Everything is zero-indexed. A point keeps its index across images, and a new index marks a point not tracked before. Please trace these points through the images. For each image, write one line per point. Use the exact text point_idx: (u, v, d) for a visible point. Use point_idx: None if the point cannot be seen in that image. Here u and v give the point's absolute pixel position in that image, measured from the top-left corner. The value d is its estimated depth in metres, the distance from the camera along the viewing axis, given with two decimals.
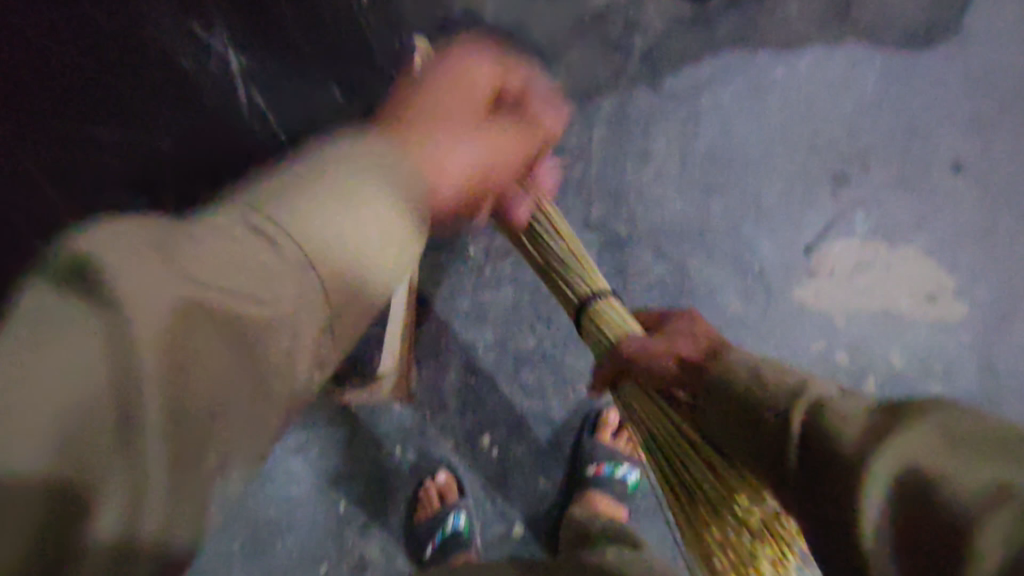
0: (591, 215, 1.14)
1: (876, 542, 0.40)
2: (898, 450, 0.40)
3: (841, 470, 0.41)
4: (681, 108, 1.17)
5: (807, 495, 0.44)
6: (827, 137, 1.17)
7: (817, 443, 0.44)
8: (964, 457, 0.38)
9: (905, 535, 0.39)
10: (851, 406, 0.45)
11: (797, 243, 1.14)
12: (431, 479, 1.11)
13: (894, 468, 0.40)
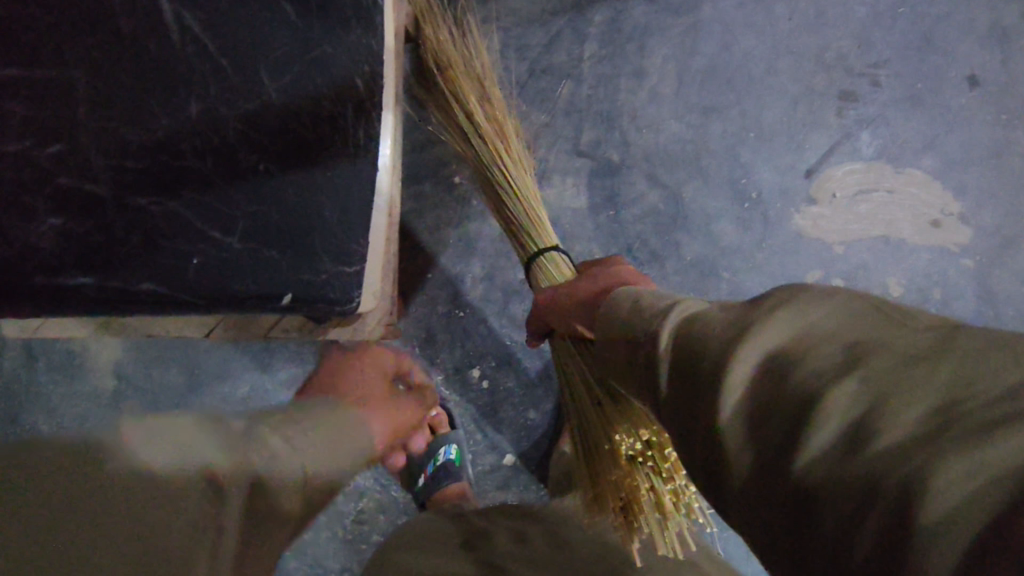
0: (582, 139, 1.08)
1: (735, 428, 0.40)
2: (755, 340, 0.41)
3: (710, 374, 0.42)
4: (679, 21, 1.09)
5: (679, 394, 0.45)
6: (836, 51, 1.09)
7: (693, 348, 0.44)
8: (805, 331, 0.39)
9: (755, 429, 0.39)
10: (720, 313, 0.45)
11: (798, 167, 1.08)
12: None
13: (750, 358, 0.40)
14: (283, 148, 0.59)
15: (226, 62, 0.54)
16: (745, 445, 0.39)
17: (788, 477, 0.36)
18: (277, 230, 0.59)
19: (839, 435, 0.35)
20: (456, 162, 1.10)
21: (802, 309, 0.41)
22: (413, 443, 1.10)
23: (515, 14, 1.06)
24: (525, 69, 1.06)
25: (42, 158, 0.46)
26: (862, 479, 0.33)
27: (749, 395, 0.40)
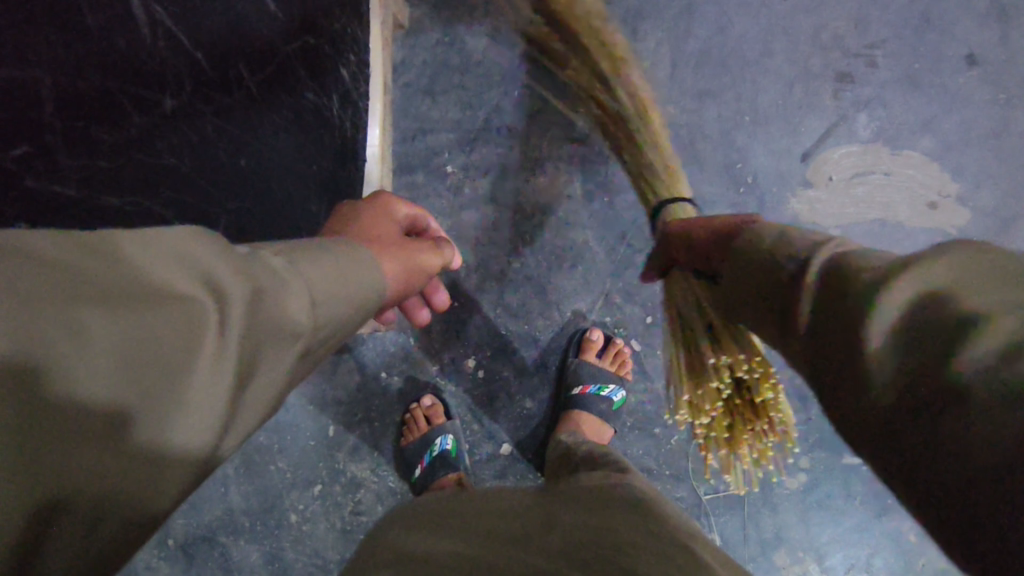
0: (576, 126, 1.09)
1: (880, 346, 0.35)
2: (919, 269, 0.36)
3: (859, 293, 0.37)
4: (672, 5, 1.08)
5: (814, 324, 0.40)
6: (832, 32, 1.06)
7: (838, 273, 0.39)
8: (973, 267, 0.35)
9: (909, 348, 0.35)
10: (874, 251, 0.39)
11: (794, 150, 1.07)
12: (417, 403, 1.10)
13: (912, 279, 0.35)
14: (264, 133, 0.64)
15: (190, 44, 0.52)
16: (882, 357, 0.35)
17: (938, 393, 0.33)
18: (260, 207, 0.65)
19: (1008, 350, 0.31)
20: (449, 151, 1.11)
21: (968, 249, 0.36)
22: (409, 434, 1.09)
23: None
24: (516, 54, 1.10)
25: (6, 164, 0.42)
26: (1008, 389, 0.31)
27: (900, 316, 0.35)
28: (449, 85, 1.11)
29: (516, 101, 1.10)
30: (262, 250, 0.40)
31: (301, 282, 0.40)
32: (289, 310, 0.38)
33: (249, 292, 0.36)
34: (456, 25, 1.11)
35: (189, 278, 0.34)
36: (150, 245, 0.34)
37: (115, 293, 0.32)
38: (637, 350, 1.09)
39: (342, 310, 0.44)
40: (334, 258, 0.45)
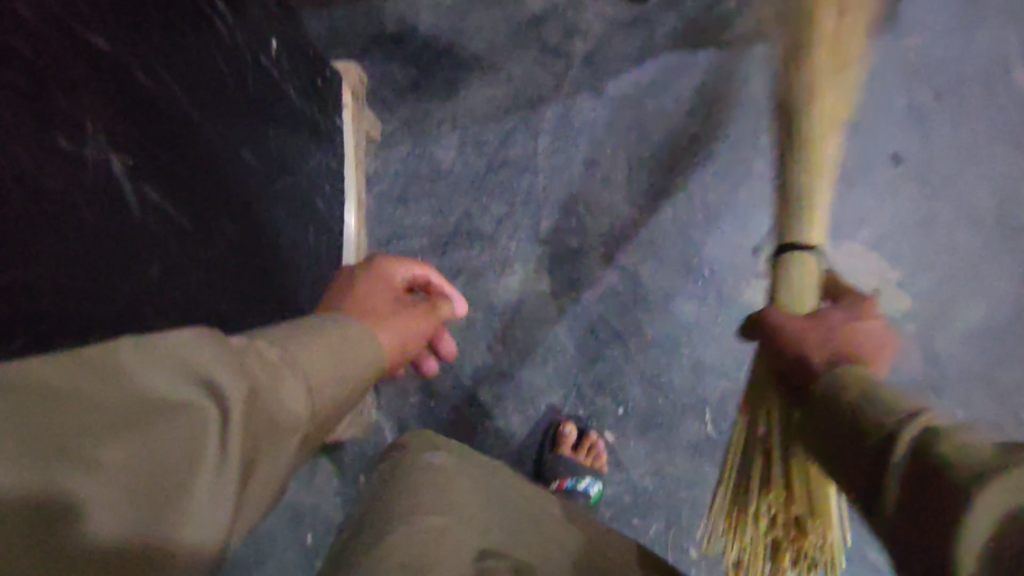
0: (540, 226, 1.16)
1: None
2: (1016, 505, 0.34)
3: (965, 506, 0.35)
4: (624, 114, 1.18)
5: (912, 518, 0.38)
6: (770, 138, 1.16)
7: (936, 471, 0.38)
8: None
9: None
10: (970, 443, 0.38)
11: (746, 244, 1.14)
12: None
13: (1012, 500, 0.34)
14: (240, 261, 0.62)
15: (176, 209, 0.51)
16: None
17: None
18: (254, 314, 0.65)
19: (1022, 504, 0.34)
20: (421, 255, 1.17)
21: None
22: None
23: (471, 111, 1.19)
24: (483, 163, 1.18)
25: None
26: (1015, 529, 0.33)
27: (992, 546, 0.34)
28: (421, 194, 1.18)
29: (483, 207, 1.17)
30: (257, 342, 0.45)
31: (295, 372, 0.45)
32: (285, 400, 0.43)
33: (246, 389, 0.40)
34: (427, 138, 1.19)
35: (185, 386, 0.38)
36: (149, 360, 0.37)
37: (124, 415, 0.35)
38: (611, 442, 1.11)
39: (339, 383, 0.49)
40: (323, 337, 0.51)
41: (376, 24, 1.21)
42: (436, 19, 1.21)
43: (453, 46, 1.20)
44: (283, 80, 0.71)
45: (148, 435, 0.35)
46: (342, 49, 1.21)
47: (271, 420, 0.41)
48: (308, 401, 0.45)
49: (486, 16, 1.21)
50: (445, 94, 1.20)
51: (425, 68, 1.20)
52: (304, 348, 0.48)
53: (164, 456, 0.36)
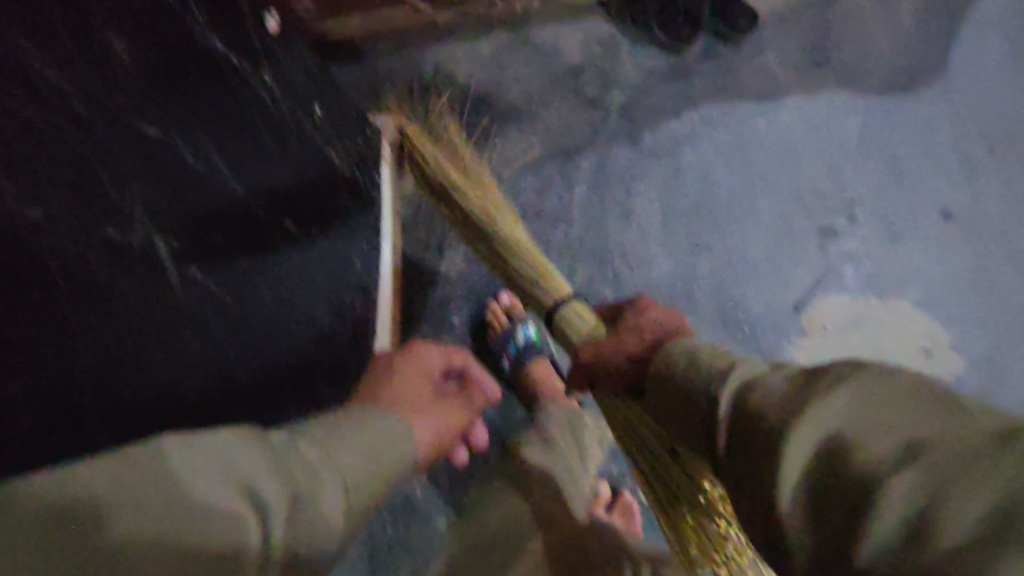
0: (576, 278, 1.13)
1: (792, 490, 0.39)
2: (810, 417, 0.39)
3: (770, 435, 0.40)
4: (662, 165, 1.16)
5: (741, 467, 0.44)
6: (812, 190, 1.14)
7: (750, 413, 0.43)
8: (863, 412, 0.39)
9: (816, 494, 0.38)
10: (775, 382, 0.44)
11: (788, 300, 1.11)
12: (496, 303, 1.16)
13: (807, 428, 0.39)
14: (278, 336, 0.63)
15: (217, 287, 0.52)
16: (793, 484, 0.39)
17: (855, 489, 0.36)
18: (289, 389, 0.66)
19: (820, 436, 0.39)
20: (454, 305, 1.15)
21: (855, 389, 0.39)
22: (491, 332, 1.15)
23: (506, 159, 1.18)
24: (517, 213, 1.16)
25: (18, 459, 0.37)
26: (829, 462, 0.38)
27: (806, 475, 0.39)
28: (454, 242, 1.16)
29: None
30: (297, 447, 0.46)
31: (332, 483, 0.46)
32: (316, 523, 0.43)
33: (286, 497, 0.42)
34: None
35: (223, 492, 0.39)
36: (205, 461, 0.40)
37: (178, 521, 0.37)
38: (647, 504, 1.07)
39: (371, 488, 0.49)
40: (369, 439, 0.52)
41: (412, 71, 1.20)
42: (473, 68, 1.21)
43: (489, 96, 1.20)
44: (326, 142, 0.73)
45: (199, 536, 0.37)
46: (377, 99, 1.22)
47: (313, 527, 0.43)
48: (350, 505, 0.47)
49: (521, 66, 1.21)
50: (480, 140, 1.18)
51: (460, 113, 1.19)
52: (349, 446, 0.50)
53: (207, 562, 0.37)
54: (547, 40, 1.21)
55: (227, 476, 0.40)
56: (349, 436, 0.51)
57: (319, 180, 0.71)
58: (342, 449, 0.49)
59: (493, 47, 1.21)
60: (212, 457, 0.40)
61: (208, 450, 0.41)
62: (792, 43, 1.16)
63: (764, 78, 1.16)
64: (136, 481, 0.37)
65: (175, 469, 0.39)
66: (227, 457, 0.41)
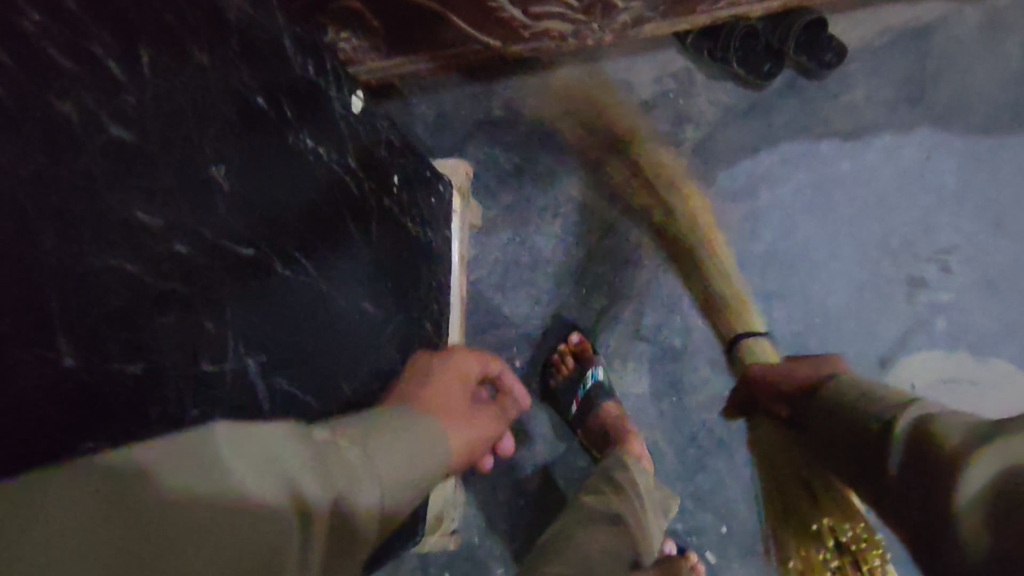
0: (642, 324, 1.11)
1: (969, 509, 0.46)
2: (993, 453, 0.47)
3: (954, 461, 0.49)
4: (737, 207, 1.11)
5: (908, 478, 0.53)
6: (902, 237, 1.06)
7: (921, 442, 0.53)
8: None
9: (990, 512, 0.45)
10: (957, 422, 0.52)
11: (871, 355, 1.04)
12: (564, 342, 1.11)
13: (991, 454, 0.47)
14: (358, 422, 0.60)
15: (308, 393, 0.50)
16: (965, 498, 0.47)
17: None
18: None
19: (1000, 470, 0.46)
20: (516, 345, 1.13)
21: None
22: (557, 374, 1.09)
23: (574, 200, 1.16)
24: (583, 254, 1.14)
25: None
26: (1002, 486, 0.45)
27: (983, 486, 0.46)
28: (519, 282, 1.15)
29: (583, 299, 1.13)
30: (335, 443, 0.41)
31: (365, 475, 0.41)
32: (361, 496, 0.40)
33: (331, 505, 0.36)
34: (528, 228, 1.16)
35: (278, 489, 0.33)
36: (243, 459, 0.33)
37: (220, 516, 0.31)
38: (712, 563, 1.03)
39: (407, 489, 0.45)
40: (411, 433, 0.50)
41: (480, 107, 1.20)
42: (542, 104, 1.19)
43: (556, 133, 1.18)
44: (403, 213, 0.70)
45: (221, 527, 0.30)
46: (446, 134, 1.21)
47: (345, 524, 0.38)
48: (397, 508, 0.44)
49: (590, 100, 1.17)
50: (548, 180, 1.17)
51: (529, 155, 1.18)
52: (383, 446, 0.46)
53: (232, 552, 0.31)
54: (617, 72, 1.17)
55: (270, 465, 0.34)
56: (391, 433, 0.48)
57: (403, 251, 0.70)
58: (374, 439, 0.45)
59: (561, 81, 1.18)
60: (263, 442, 0.35)
61: (255, 442, 0.35)
62: (882, 79, 1.09)
63: (850, 116, 1.10)
64: (155, 488, 0.30)
65: (214, 471, 0.32)
66: (286, 443, 0.37)
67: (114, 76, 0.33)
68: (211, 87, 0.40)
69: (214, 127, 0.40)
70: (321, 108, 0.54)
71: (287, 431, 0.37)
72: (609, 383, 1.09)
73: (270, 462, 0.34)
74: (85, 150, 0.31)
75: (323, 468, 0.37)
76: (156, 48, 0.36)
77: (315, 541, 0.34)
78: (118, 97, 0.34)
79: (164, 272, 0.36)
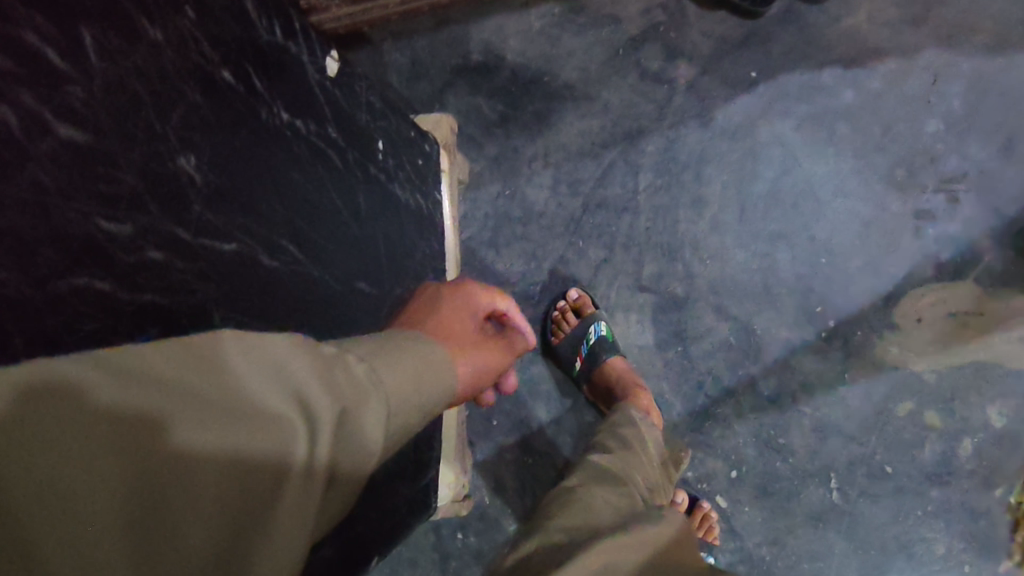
0: (642, 274, 1.07)
1: None
2: None
3: None
4: (736, 145, 1.07)
5: None
6: (908, 168, 1.03)
7: None
8: None
9: None
10: None
11: (878, 292, 1.02)
12: (564, 298, 1.08)
13: None
14: None
15: None
16: None
17: None
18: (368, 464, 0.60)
19: None
20: (515, 302, 1.10)
21: None
22: (558, 332, 1.06)
23: (565, 147, 1.10)
24: (578, 205, 1.09)
25: None
26: None
27: None
28: (513, 238, 1.10)
29: (580, 251, 1.09)
30: (340, 356, 0.37)
31: (373, 389, 0.37)
32: (371, 411, 0.36)
33: (337, 414, 0.34)
34: (517, 179, 1.11)
35: (281, 396, 0.32)
36: (249, 360, 0.32)
37: (214, 419, 0.30)
38: (723, 507, 1.03)
39: (416, 415, 0.41)
40: (420, 350, 0.45)
41: (459, 52, 1.13)
42: (525, 45, 1.12)
43: (542, 75, 1.11)
44: (391, 181, 0.65)
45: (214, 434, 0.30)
46: (425, 84, 1.13)
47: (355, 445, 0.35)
48: (417, 412, 0.41)
49: (576, 38, 1.11)
50: (536, 126, 1.11)
51: (515, 102, 1.12)
52: (398, 368, 0.40)
53: (222, 460, 0.30)
54: (604, 7, 1.10)
55: (273, 371, 0.33)
56: (400, 350, 0.43)
57: (394, 221, 0.65)
58: (390, 359, 0.41)
59: (544, 19, 1.11)
60: (280, 346, 0.34)
61: (271, 340, 0.34)
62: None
63: (851, 42, 1.05)
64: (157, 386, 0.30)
65: (221, 377, 0.32)
66: (296, 342, 0.34)
67: (57, 67, 0.28)
68: (171, 66, 0.35)
69: (179, 113, 0.35)
70: (294, 76, 0.49)
71: (301, 344, 0.35)
72: (612, 337, 1.07)
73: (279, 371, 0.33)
74: (33, 160, 0.27)
75: (326, 380, 0.34)
76: (101, 26, 0.31)
77: (322, 453, 0.32)
78: (64, 89, 0.28)
79: (140, 287, 0.32)
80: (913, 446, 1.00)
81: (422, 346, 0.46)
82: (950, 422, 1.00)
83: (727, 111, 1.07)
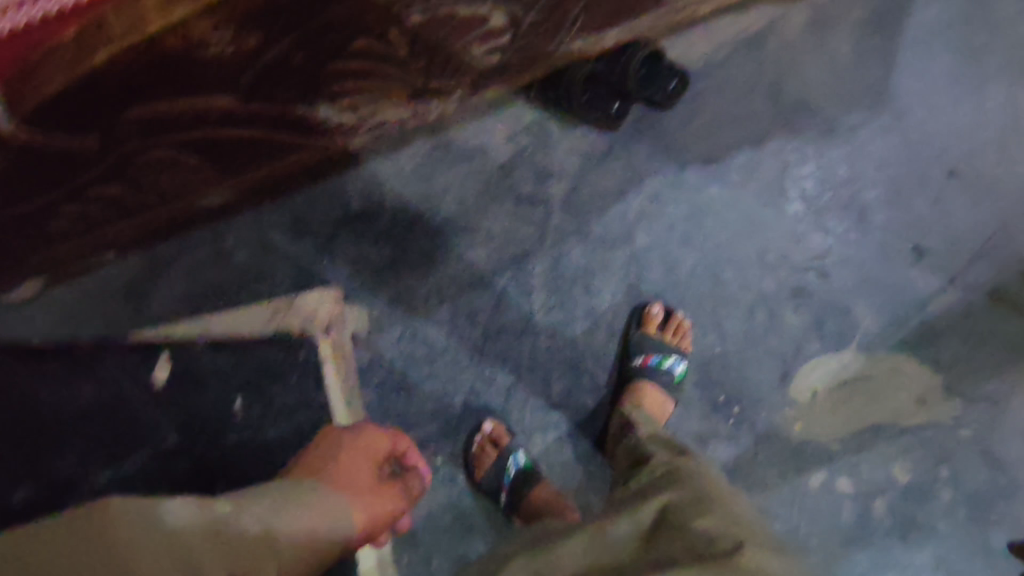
0: (552, 392, 1.10)
1: None
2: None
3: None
4: (617, 253, 1.11)
5: None
6: (777, 250, 1.09)
7: None
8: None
9: None
10: None
11: (773, 372, 1.07)
12: (480, 432, 1.09)
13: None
14: None
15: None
16: None
17: None
18: None
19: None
20: (434, 442, 1.10)
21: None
22: (480, 467, 1.08)
23: (456, 281, 1.12)
24: (479, 335, 1.11)
25: None
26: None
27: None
28: (421, 378, 1.11)
29: (488, 380, 1.11)
30: (250, 497, 0.54)
31: (284, 513, 0.54)
32: (287, 524, 0.53)
33: (262, 530, 0.51)
34: (416, 320, 1.12)
35: (194, 524, 0.48)
36: (156, 509, 0.47)
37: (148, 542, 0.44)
38: None
39: (336, 515, 0.59)
40: (329, 491, 0.61)
41: (338, 202, 1.14)
42: (401, 188, 1.14)
43: (423, 213, 1.13)
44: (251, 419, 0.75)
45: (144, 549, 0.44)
46: (310, 239, 1.14)
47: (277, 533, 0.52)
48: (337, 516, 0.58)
49: (450, 172, 1.13)
50: (426, 264, 1.13)
51: (401, 244, 1.13)
52: (308, 497, 0.58)
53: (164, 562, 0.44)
54: (470, 140, 1.13)
55: (182, 509, 0.48)
56: (311, 486, 0.60)
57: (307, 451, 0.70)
58: (294, 492, 0.57)
59: (416, 158, 1.14)
60: (182, 500, 0.49)
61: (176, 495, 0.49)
62: (727, 96, 1.10)
63: (704, 141, 1.11)
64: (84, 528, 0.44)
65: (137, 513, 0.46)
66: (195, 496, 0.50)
67: None
68: None
69: None
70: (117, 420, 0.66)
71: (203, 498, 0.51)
72: (534, 463, 1.09)
73: (197, 506, 0.49)
74: None
75: (227, 510, 0.51)
76: None
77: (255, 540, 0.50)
78: None
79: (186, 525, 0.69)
80: (830, 513, 1.05)
81: (320, 477, 0.63)
82: (861, 484, 1.05)
83: (604, 222, 1.11)
